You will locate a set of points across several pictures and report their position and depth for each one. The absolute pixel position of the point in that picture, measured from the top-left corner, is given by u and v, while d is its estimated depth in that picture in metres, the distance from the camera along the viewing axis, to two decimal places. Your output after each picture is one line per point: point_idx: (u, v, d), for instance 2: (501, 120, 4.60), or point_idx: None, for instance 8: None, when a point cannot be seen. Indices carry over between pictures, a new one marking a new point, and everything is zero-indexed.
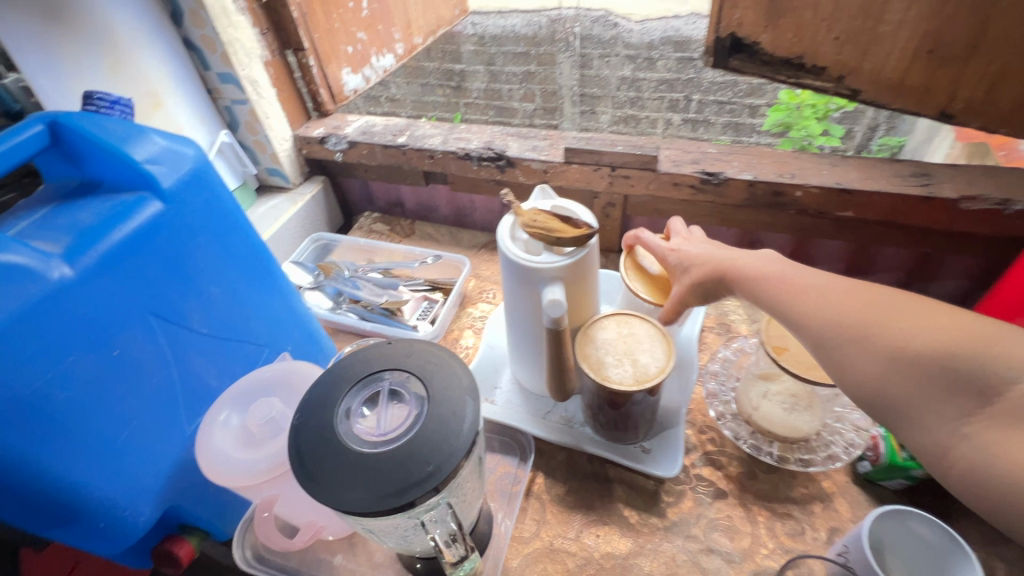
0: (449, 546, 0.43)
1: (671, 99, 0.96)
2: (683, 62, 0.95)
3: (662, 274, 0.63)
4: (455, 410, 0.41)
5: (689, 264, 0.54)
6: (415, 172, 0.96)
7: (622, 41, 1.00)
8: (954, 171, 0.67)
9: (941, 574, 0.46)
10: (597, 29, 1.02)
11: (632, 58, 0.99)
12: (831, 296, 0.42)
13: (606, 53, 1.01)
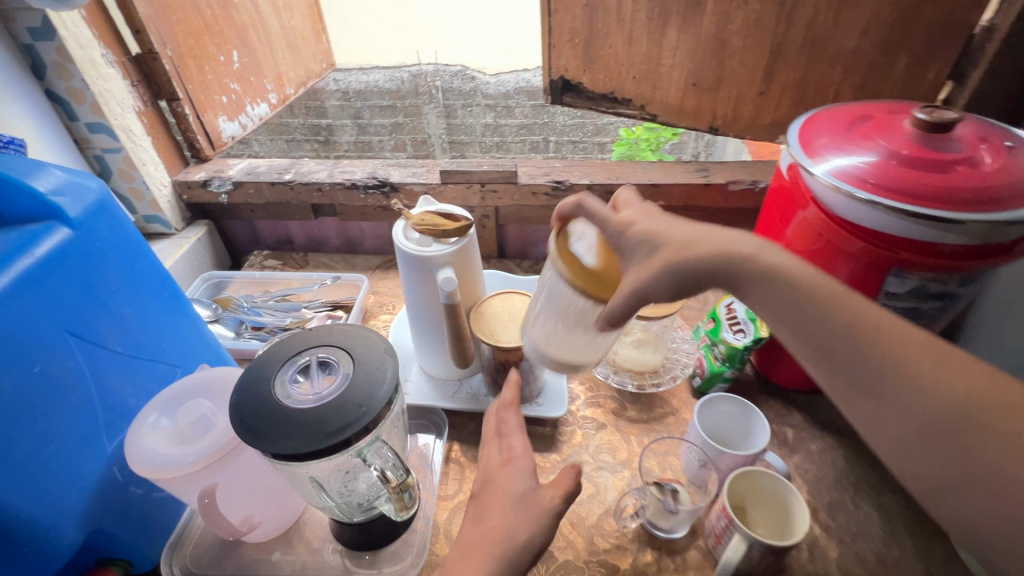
0: (392, 473, 0.50)
1: (531, 140, 1.21)
2: (536, 108, 1.18)
3: (607, 262, 0.50)
4: (377, 365, 0.51)
5: (659, 242, 0.45)
6: (303, 206, 1.03)
7: (481, 93, 1.21)
8: (722, 166, 0.93)
9: (747, 433, 0.64)
10: (457, 82, 1.22)
11: (491, 107, 1.20)
12: (804, 275, 0.41)
13: (467, 103, 1.21)
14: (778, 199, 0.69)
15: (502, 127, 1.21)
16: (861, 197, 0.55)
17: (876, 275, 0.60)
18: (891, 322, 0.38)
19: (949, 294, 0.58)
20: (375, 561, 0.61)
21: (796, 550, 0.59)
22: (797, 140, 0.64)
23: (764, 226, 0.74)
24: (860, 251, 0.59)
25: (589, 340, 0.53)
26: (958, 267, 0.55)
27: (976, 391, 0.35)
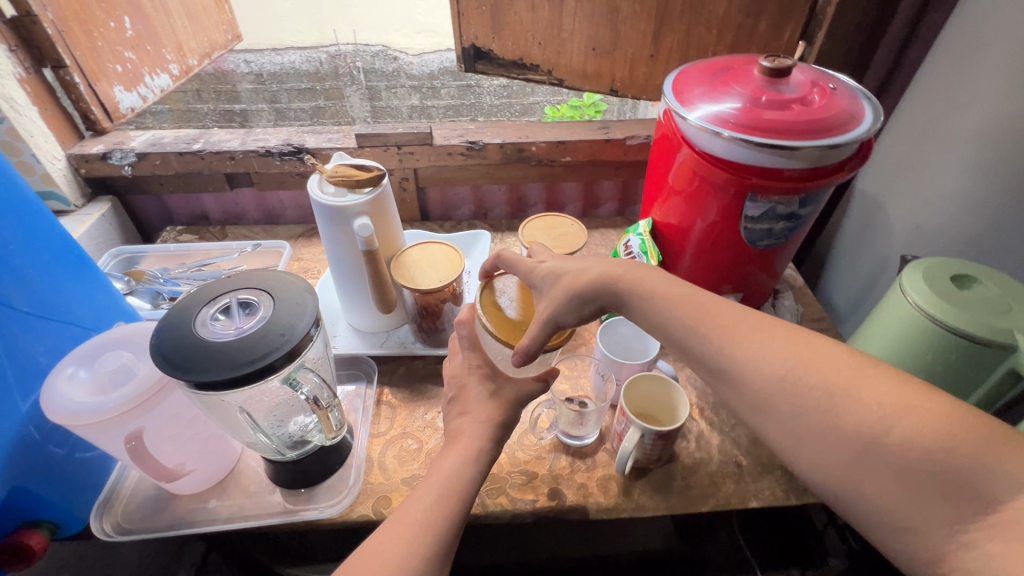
0: (320, 395, 0.54)
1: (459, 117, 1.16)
2: (463, 90, 1.18)
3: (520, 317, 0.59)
4: (297, 300, 0.54)
5: (561, 272, 0.57)
6: (217, 177, 1.01)
7: (405, 74, 1.18)
8: (622, 124, 1.02)
9: (643, 347, 0.73)
10: (378, 62, 1.17)
11: (417, 88, 1.18)
12: (661, 291, 0.52)
13: (391, 84, 1.18)
14: (658, 146, 0.78)
15: (429, 108, 1.17)
16: (726, 135, 0.64)
17: (739, 202, 0.70)
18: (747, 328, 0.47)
19: (794, 215, 0.70)
20: (312, 495, 0.64)
21: (686, 441, 0.69)
22: (671, 93, 0.72)
23: (651, 174, 0.82)
24: (725, 182, 0.68)
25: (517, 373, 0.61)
26: (800, 189, 0.66)
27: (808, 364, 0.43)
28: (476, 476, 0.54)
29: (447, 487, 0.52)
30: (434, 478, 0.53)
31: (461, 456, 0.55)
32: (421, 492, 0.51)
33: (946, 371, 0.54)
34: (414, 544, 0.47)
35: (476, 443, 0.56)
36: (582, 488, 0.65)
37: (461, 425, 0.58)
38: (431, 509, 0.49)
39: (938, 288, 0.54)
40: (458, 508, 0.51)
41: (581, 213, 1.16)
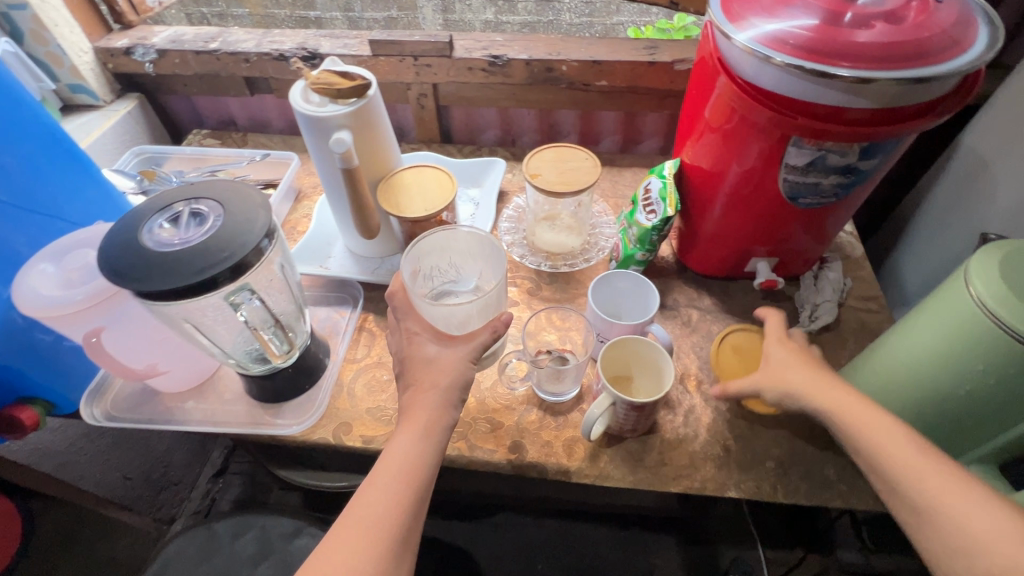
0: (253, 316, 0.56)
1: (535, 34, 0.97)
2: (541, 5, 1.00)
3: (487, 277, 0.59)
4: (248, 217, 0.51)
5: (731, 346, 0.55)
6: (236, 81, 0.98)
7: None
8: (674, 44, 0.87)
9: (644, 306, 0.66)
10: None
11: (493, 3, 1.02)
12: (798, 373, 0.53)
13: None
14: (697, 72, 0.64)
15: (502, 24, 0.98)
16: (775, 59, 0.50)
17: (781, 147, 0.57)
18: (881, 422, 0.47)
19: (851, 169, 0.56)
20: (281, 411, 0.65)
21: (672, 415, 0.63)
22: (718, 3, 0.58)
23: (687, 106, 0.69)
24: (767, 123, 0.55)
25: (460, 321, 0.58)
26: (862, 137, 0.52)
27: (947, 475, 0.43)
28: (435, 452, 0.49)
29: (405, 468, 0.48)
30: (388, 457, 0.49)
31: (416, 430, 0.49)
32: (378, 475, 0.48)
33: (998, 384, 0.43)
34: (374, 537, 0.45)
35: (432, 417, 0.50)
36: (546, 447, 0.61)
37: (420, 392, 0.52)
38: (391, 494, 0.47)
39: (1015, 282, 0.42)
40: (418, 490, 0.48)
41: (620, 148, 1.04)
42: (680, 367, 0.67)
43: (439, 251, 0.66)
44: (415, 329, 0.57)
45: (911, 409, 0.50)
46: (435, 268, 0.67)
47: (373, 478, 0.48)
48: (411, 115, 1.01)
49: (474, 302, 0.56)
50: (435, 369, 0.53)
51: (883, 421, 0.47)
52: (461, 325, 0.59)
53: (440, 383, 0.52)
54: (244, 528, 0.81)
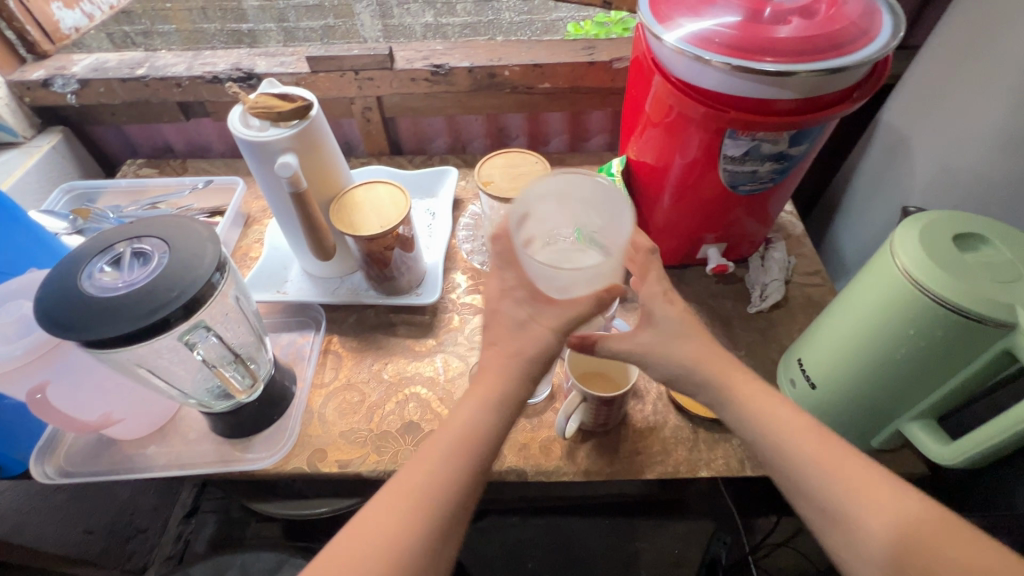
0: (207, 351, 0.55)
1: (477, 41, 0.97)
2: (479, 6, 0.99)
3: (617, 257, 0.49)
4: (195, 252, 0.50)
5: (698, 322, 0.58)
6: (169, 106, 0.94)
7: None
8: (611, 44, 0.90)
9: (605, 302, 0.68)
10: None
11: (430, 5, 0.99)
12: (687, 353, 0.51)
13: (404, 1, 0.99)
14: (634, 72, 0.67)
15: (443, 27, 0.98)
16: (705, 57, 0.52)
17: (717, 140, 0.60)
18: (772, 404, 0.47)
19: (783, 155, 0.59)
20: (250, 445, 0.63)
21: (642, 404, 0.65)
22: (647, 5, 0.60)
23: (628, 104, 0.71)
24: (703, 118, 0.58)
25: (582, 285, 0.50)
26: (790, 125, 0.55)
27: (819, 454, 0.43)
28: (498, 423, 0.46)
29: (461, 437, 0.45)
30: (447, 427, 0.46)
31: (480, 400, 0.46)
32: (432, 447, 0.45)
33: (928, 348, 0.47)
34: (414, 520, 0.41)
35: (497, 386, 0.47)
36: (524, 449, 0.62)
37: (495, 354, 0.49)
38: (442, 468, 0.43)
39: (934, 252, 0.46)
40: (477, 462, 0.44)
41: (569, 147, 1.06)
42: None
43: (548, 193, 0.56)
44: (512, 281, 0.50)
45: (857, 376, 0.53)
46: (533, 212, 0.58)
47: (424, 451, 0.45)
48: (356, 129, 1.00)
49: (593, 270, 0.49)
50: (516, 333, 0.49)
51: (783, 421, 0.46)
52: (566, 291, 0.50)
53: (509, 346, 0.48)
54: (222, 568, 0.78)
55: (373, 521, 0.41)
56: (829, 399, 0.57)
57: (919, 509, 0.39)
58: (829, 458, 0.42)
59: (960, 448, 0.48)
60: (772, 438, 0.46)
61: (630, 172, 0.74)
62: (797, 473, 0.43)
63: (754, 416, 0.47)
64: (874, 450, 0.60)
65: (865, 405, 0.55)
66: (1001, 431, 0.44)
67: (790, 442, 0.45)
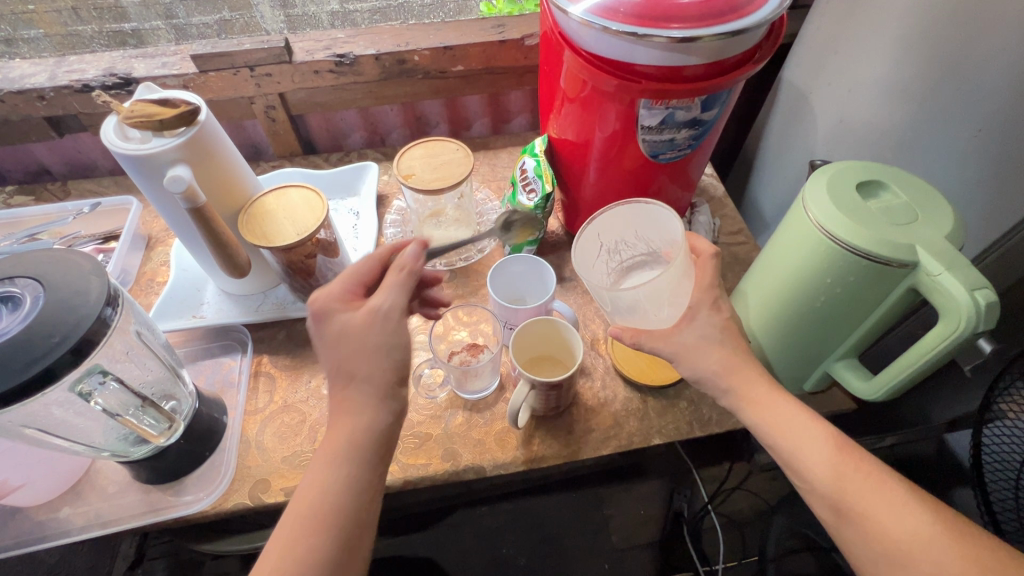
0: (101, 399, 0.49)
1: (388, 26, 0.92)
2: None
3: (675, 269, 0.53)
4: (77, 290, 0.44)
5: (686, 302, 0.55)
6: (35, 123, 0.83)
7: None
8: (521, 20, 0.87)
9: (544, 286, 0.67)
10: None
11: None
12: (697, 370, 0.52)
13: None
14: (545, 48, 0.65)
15: (353, 14, 0.91)
16: (613, 28, 0.51)
17: (633, 111, 0.59)
18: (781, 412, 0.50)
19: (697, 121, 0.60)
20: (182, 488, 0.58)
21: (592, 381, 0.65)
22: None
23: (543, 80, 0.70)
24: (617, 90, 0.58)
25: (657, 306, 0.55)
26: (701, 90, 0.56)
27: (830, 464, 0.47)
28: (361, 462, 0.45)
29: (314, 506, 0.43)
30: (302, 497, 0.44)
31: (347, 395, 0.46)
32: (291, 519, 0.43)
33: (844, 293, 0.49)
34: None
35: (338, 443, 0.45)
36: (479, 445, 0.60)
37: (343, 402, 0.46)
38: (302, 547, 0.42)
39: (842, 201, 0.48)
40: (339, 515, 0.43)
41: (492, 130, 1.03)
42: (589, 333, 0.70)
43: (623, 224, 0.63)
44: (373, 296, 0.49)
45: (789, 326, 0.55)
46: (623, 244, 0.65)
47: (284, 526, 0.43)
48: (262, 130, 0.92)
49: (642, 287, 0.52)
50: (352, 342, 0.47)
51: (804, 424, 0.49)
52: (630, 310, 0.55)
53: (364, 363, 0.46)
54: None
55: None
56: (766, 351, 0.59)
57: (905, 515, 0.43)
58: (845, 466, 0.46)
59: (881, 382, 0.51)
60: (793, 445, 0.48)
61: (553, 149, 0.73)
62: (806, 469, 0.47)
63: (771, 421, 0.49)
64: (808, 393, 0.64)
65: (797, 353, 0.57)
66: (914, 362, 0.47)
67: (809, 441, 0.48)
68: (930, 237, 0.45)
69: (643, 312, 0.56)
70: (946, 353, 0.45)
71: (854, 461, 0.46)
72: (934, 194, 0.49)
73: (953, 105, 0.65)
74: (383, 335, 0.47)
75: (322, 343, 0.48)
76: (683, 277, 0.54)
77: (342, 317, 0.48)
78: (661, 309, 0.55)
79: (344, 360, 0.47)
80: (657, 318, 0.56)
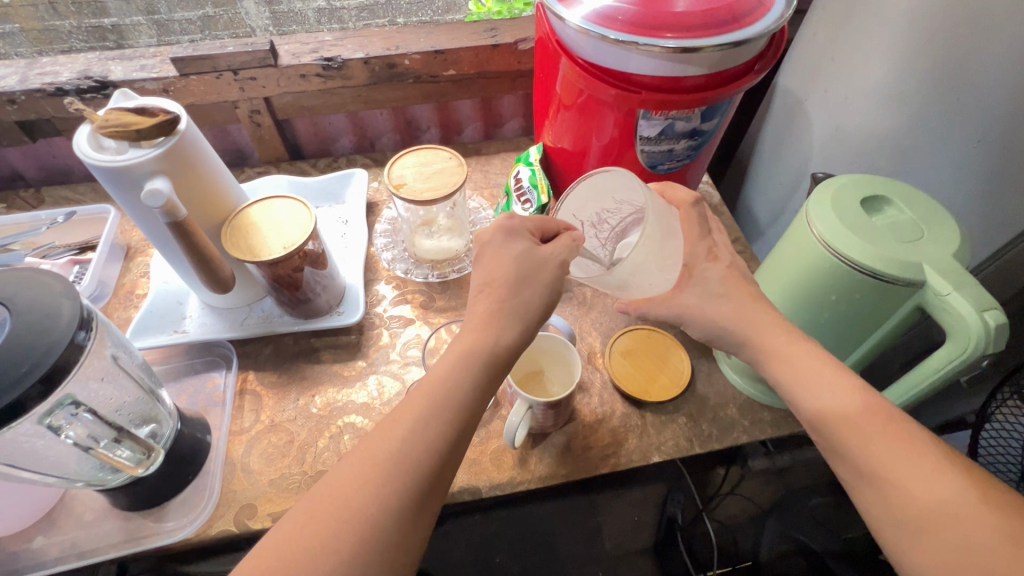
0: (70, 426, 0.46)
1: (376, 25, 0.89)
2: None
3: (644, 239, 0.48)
4: (48, 313, 0.41)
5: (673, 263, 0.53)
6: (6, 127, 0.79)
7: None
8: (514, 23, 0.85)
9: None
10: None
11: None
12: None
13: None
14: (541, 55, 0.63)
15: (339, 11, 0.88)
16: (611, 37, 0.49)
17: (632, 121, 0.58)
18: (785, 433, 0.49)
19: (697, 131, 0.59)
20: (165, 514, 0.56)
21: (589, 396, 0.64)
22: None
23: (539, 86, 0.68)
24: (615, 100, 0.56)
25: (648, 274, 0.52)
26: (702, 101, 0.54)
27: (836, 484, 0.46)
28: (489, 387, 0.45)
29: (443, 400, 0.42)
30: (430, 382, 0.43)
31: (502, 310, 0.46)
32: (415, 398, 0.42)
33: (849, 310, 0.48)
34: (378, 488, 0.38)
35: (479, 344, 0.44)
36: (474, 465, 0.59)
37: (488, 314, 0.46)
38: (416, 426, 0.41)
39: (846, 217, 0.47)
40: (461, 422, 0.42)
41: (484, 135, 1.01)
42: (586, 346, 0.69)
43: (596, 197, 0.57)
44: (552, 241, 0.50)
45: None
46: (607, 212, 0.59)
47: (405, 404, 0.42)
48: (247, 135, 0.89)
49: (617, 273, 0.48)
50: (528, 266, 0.48)
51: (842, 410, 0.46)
52: (622, 288, 0.52)
53: (527, 289, 0.47)
54: None
55: (342, 472, 0.39)
56: None
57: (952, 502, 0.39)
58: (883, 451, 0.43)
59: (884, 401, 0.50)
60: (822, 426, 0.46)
61: (549, 157, 0.72)
62: None
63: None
64: None
65: None
66: (920, 382, 0.46)
67: None
68: (937, 255, 0.44)
69: (637, 287, 0.53)
70: (953, 374, 0.44)
71: (897, 440, 0.43)
72: (939, 209, 0.48)
73: (953, 115, 0.64)
74: (549, 273, 0.48)
75: (496, 255, 0.48)
76: (661, 242, 0.50)
77: (515, 244, 0.49)
78: (652, 277, 0.52)
79: (514, 279, 0.47)
80: (653, 284, 0.53)
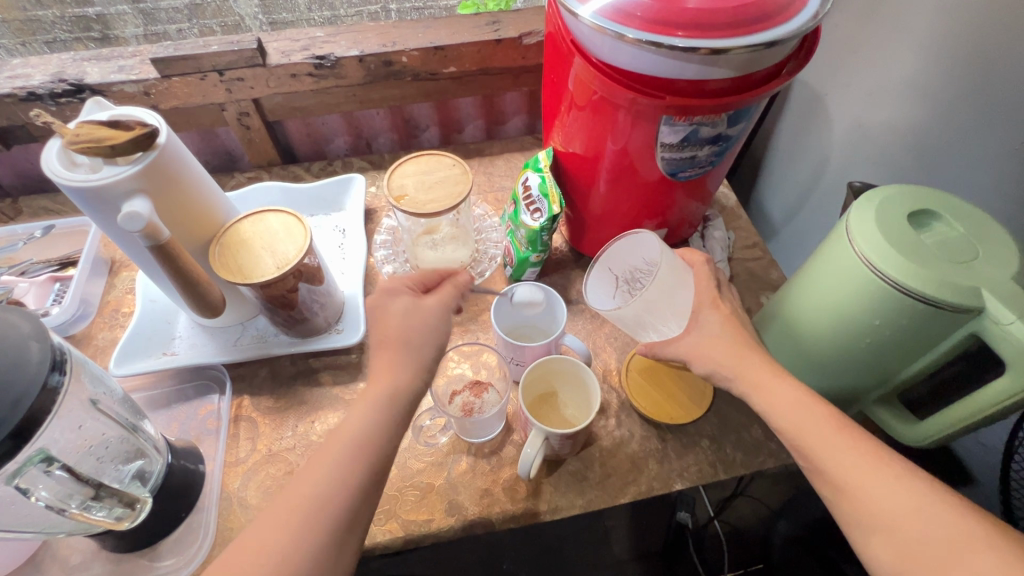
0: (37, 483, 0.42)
1: (369, 11, 0.85)
2: None
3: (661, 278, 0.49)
4: (15, 358, 0.36)
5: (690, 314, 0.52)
6: None
7: None
8: (516, 16, 0.80)
9: (553, 314, 0.62)
10: None
11: None
12: None
13: None
14: (551, 53, 0.58)
15: None
16: (631, 38, 0.45)
17: (652, 126, 0.53)
18: None
19: (721, 137, 0.54)
20: (157, 554, 0.52)
21: (605, 419, 0.60)
22: None
23: (548, 87, 0.63)
24: (633, 104, 0.51)
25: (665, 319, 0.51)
26: (730, 105, 0.50)
27: None
28: (393, 431, 0.43)
29: (344, 444, 0.42)
30: (340, 435, 0.43)
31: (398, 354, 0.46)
32: (325, 448, 0.42)
33: (893, 336, 0.45)
34: (279, 550, 0.38)
35: (388, 394, 0.44)
36: (486, 496, 0.55)
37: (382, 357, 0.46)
38: (318, 472, 0.41)
39: (893, 235, 0.43)
40: (361, 470, 0.41)
41: (486, 133, 0.96)
42: (601, 364, 0.65)
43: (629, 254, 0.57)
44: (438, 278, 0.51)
45: (826, 365, 0.51)
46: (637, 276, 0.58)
47: (317, 453, 0.42)
48: (236, 138, 0.84)
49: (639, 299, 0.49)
50: (409, 311, 0.48)
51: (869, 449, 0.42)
52: (637, 325, 0.52)
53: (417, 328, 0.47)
54: None
55: (258, 524, 0.39)
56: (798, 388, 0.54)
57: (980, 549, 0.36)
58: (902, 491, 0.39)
59: (929, 428, 0.47)
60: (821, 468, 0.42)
61: (558, 161, 0.67)
62: None
63: (798, 418, 0.44)
64: None
65: (832, 391, 0.53)
66: (972, 413, 0.43)
67: None
68: (993, 278, 0.40)
69: (651, 328, 0.53)
70: (1012, 407, 0.40)
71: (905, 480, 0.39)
72: (991, 225, 0.44)
73: (991, 114, 0.60)
74: (441, 317, 0.48)
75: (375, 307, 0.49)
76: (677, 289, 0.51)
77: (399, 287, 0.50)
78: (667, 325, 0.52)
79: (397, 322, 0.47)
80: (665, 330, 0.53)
